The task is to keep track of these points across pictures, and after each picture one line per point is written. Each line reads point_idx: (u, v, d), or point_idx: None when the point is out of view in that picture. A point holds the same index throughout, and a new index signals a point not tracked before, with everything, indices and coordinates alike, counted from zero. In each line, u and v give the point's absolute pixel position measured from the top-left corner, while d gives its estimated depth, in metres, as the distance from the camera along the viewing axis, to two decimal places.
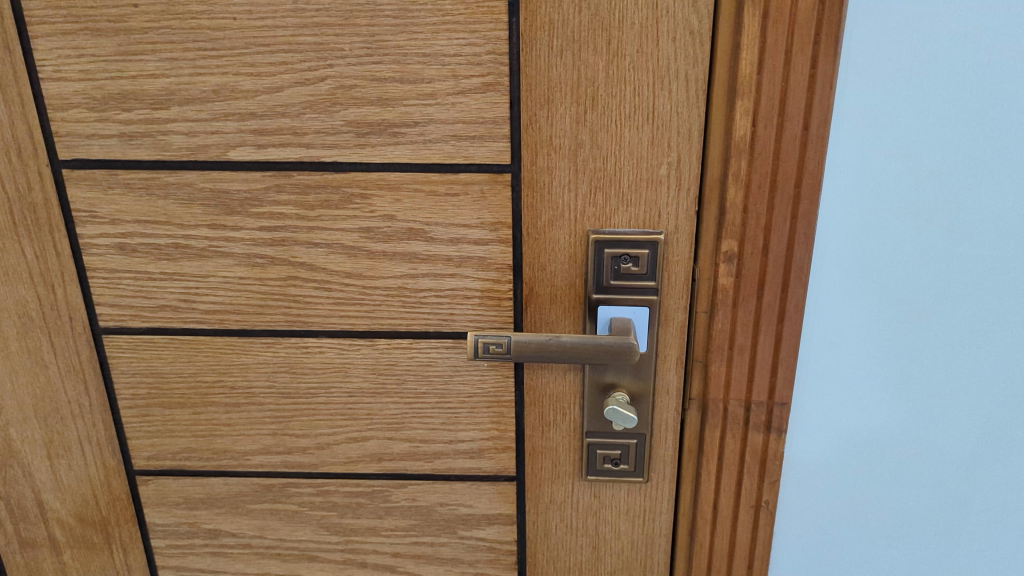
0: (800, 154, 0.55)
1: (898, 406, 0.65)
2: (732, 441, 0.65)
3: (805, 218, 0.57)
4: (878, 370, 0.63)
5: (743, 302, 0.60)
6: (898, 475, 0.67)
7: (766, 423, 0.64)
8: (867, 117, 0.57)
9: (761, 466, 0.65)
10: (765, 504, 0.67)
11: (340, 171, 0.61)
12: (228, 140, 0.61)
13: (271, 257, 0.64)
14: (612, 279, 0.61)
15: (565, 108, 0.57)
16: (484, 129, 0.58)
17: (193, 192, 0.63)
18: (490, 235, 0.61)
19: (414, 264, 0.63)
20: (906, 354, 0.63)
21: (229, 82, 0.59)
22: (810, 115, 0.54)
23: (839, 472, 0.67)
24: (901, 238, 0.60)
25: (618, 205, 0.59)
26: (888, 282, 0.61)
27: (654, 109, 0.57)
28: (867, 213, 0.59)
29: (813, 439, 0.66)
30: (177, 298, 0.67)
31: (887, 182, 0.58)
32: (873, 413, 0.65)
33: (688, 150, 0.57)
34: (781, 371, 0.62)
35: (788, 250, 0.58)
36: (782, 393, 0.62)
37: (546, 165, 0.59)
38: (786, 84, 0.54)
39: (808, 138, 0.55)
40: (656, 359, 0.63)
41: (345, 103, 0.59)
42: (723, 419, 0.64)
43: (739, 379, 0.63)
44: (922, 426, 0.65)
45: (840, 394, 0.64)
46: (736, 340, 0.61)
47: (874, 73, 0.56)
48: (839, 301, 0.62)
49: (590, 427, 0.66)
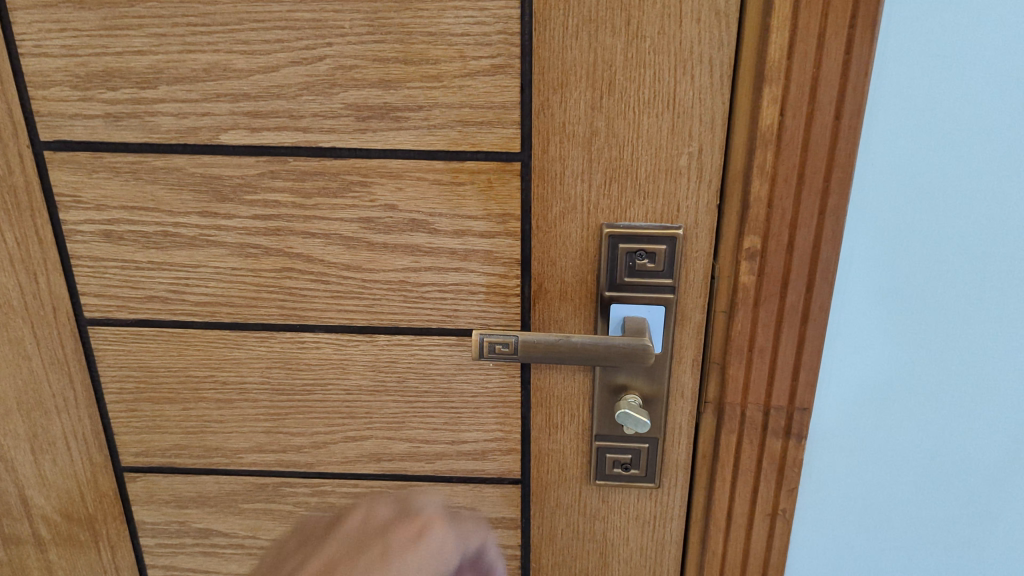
0: (830, 146, 0.51)
1: (925, 414, 0.61)
2: (749, 446, 0.61)
3: (834, 215, 0.53)
4: (905, 376, 0.60)
5: (765, 302, 0.56)
6: (922, 483, 0.63)
7: (785, 429, 0.60)
8: (905, 110, 0.52)
9: (778, 473, 0.62)
10: (782, 512, 0.63)
11: (338, 158, 0.57)
12: (220, 123, 0.57)
13: (265, 247, 0.61)
14: (626, 276, 0.57)
15: (579, 94, 0.53)
16: (493, 115, 0.54)
17: (182, 177, 0.59)
18: (497, 227, 0.58)
19: (417, 257, 0.60)
20: (935, 360, 0.59)
21: (221, 61, 0.55)
22: (843, 103, 0.50)
23: (859, 481, 0.64)
24: (936, 239, 0.55)
25: (634, 198, 0.56)
26: (919, 285, 0.57)
27: (675, 95, 0.53)
28: (900, 212, 0.55)
29: (833, 446, 0.63)
30: (166, 289, 0.63)
31: (924, 180, 0.54)
32: (897, 420, 0.61)
33: (710, 139, 0.53)
34: (803, 374, 0.58)
35: (814, 247, 0.54)
36: (803, 397, 0.59)
37: (558, 154, 0.55)
38: (818, 71, 0.50)
39: (840, 129, 0.51)
40: (671, 360, 0.60)
41: (345, 85, 0.55)
42: (740, 424, 0.61)
43: (759, 383, 0.59)
44: (949, 433, 0.62)
45: (863, 400, 0.61)
46: (757, 342, 0.57)
47: (914, 62, 0.51)
48: (867, 305, 0.57)
49: (599, 430, 0.63)
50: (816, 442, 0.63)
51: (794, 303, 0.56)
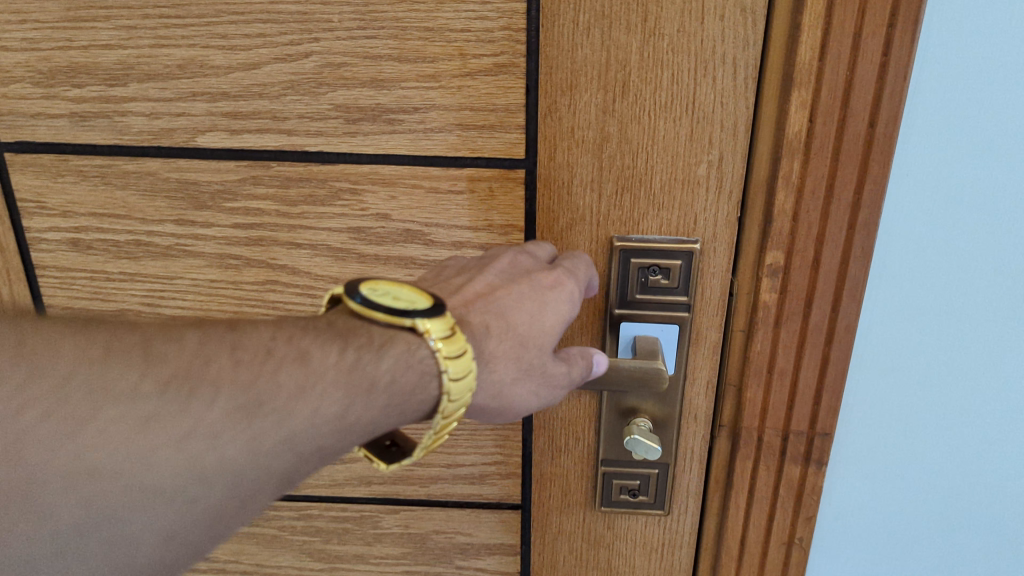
0: (863, 156, 0.47)
1: (954, 440, 0.57)
2: (765, 472, 0.57)
3: (865, 230, 0.48)
4: (934, 400, 0.56)
5: (787, 321, 0.52)
6: (947, 511, 0.60)
7: (805, 454, 0.56)
8: (945, 118, 0.48)
9: (797, 500, 0.58)
10: (799, 540, 0.59)
11: (326, 163, 0.52)
12: (196, 124, 0.52)
13: (247, 258, 0.56)
14: (638, 293, 0.53)
15: (589, 96, 0.49)
16: (496, 118, 0.50)
17: (156, 183, 0.55)
18: (498, 239, 0.53)
19: (411, 270, 0.55)
20: (969, 385, 0.55)
21: (196, 57, 0.51)
22: (878, 110, 0.45)
23: (881, 509, 0.60)
24: (974, 258, 0.51)
25: (648, 209, 0.51)
26: (953, 306, 0.53)
27: (695, 99, 0.48)
28: (936, 228, 0.50)
29: (854, 471, 0.59)
30: (139, 302, 0.59)
31: (965, 194, 0.49)
32: (925, 446, 0.57)
33: (732, 146, 0.49)
34: (826, 398, 0.54)
35: (842, 264, 0.50)
36: (825, 422, 0.54)
37: (565, 161, 0.51)
38: (852, 74, 0.45)
39: (874, 138, 0.46)
40: (685, 383, 0.56)
41: (333, 84, 0.50)
42: (757, 449, 0.56)
43: (778, 406, 0.55)
44: (980, 462, 0.58)
45: (888, 423, 0.57)
46: (777, 364, 0.53)
47: (956, 65, 0.46)
48: (894, 323, 0.53)
49: (606, 455, 0.59)
50: (838, 467, 0.59)
51: (818, 323, 0.51)
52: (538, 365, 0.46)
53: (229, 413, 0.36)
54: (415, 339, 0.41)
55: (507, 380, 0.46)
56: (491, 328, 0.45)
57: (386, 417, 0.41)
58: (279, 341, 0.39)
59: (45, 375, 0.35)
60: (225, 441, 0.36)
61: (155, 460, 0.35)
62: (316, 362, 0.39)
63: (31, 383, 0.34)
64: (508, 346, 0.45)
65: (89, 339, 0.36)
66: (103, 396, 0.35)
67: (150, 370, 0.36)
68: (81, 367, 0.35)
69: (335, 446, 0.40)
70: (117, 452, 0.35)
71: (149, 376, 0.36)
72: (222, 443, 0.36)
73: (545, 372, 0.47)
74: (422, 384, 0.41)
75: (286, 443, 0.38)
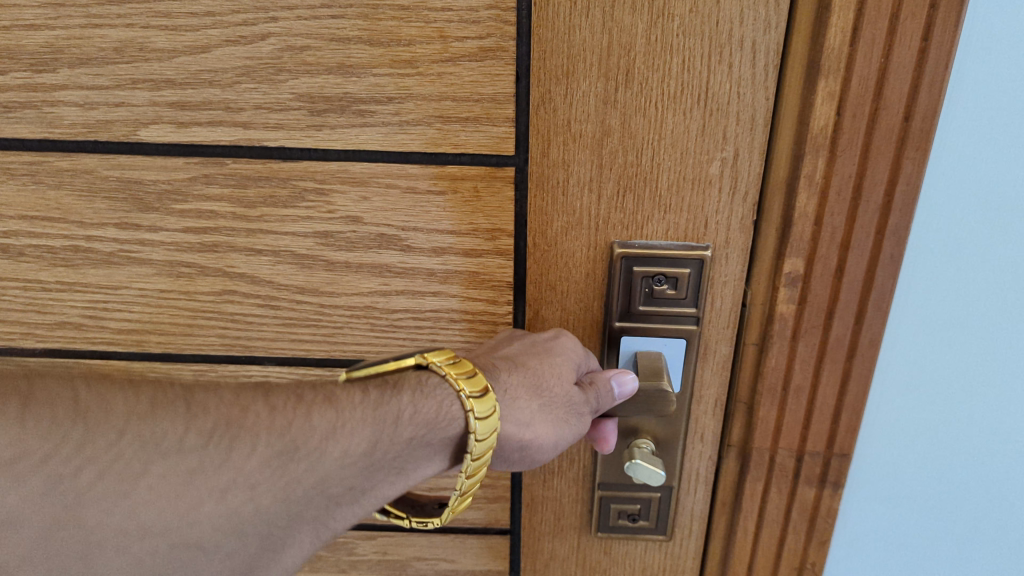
0: (895, 154, 0.41)
1: (981, 458, 0.52)
2: (777, 496, 0.52)
3: (895, 235, 0.43)
4: (961, 418, 0.51)
5: (805, 335, 0.46)
6: (971, 533, 0.55)
7: (820, 476, 0.51)
8: (988, 109, 0.42)
9: (810, 524, 0.52)
10: (811, 566, 0.54)
11: (288, 160, 0.46)
12: (138, 115, 0.46)
13: (200, 266, 0.50)
14: (642, 305, 0.48)
15: (587, 85, 0.43)
16: (481, 109, 0.44)
17: (93, 182, 0.48)
18: (484, 244, 0.48)
19: (386, 279, 0.49)
20: (1001, 403, 0.50)
21: (136, 38, 0.44)
22: (915, 102, 0.40)
23: (899, 534, 0.55)
24: (1013, 266, 0.46)
25: (653, 211, 0.46)
26: (989, 318, 0.47)
27: (708, 89, 0.42)
28: (970, 233, 0.45)
29: (871, 493, 0.54)
30: (80, 315, 0.52)
31: (1006, 196, 0.44)
32: (948, 466, 0.53)
33: (749, 143, 0.44)
34: (845, 416, 0.48)
35: (868, 273, 0.44)
36: (844, 442, 0.49)
37: (560, 158, 0.45)
38: (887, 62, 0.39)
39: (910, 133, 0.40)
40: (691, 402, 0.51)
41: (294, 71, 0.44)
42: (767, 471, 0.51)
43: (792, 427, 0.49)
44: (1009, 484, 0.53)
45: (909, 442, 0.52)
46: (792, 382, 0.48)
47: (1003, 51, 0.41)
48: (922, 336, 0.48)
49: (603, 478, 0.54)
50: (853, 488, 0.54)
51: (838, 336, 0.46)
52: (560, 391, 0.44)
53: (269, 462, 0.36)
54: (423, 372, 0.42)
55: (523, 417, 0.44)
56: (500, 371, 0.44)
57: (413, 458, 0.41)
58: (310, 390, 0.39)
59: (97, 432, 0.34)
60: (262, 489, 0.36)
61: (198, 518, 0.35)
62: (347, 410, 0.38)
63: (83, 448, 0.33)
64: (519, 380, 0.44)
65: (135, 393, 0.35)
66: (154, 451, 0.34)
67: (193, 421, 0.35)
68: (129, 427, 0.34)
69: (365, 483, 0.40)
70: (161, 511, 0.35)
71: (193, 427, 0.35)
72: (259, 494, 0.36)
73: (567, 404, 0.45)
74: (448, 418, 0.41)
75: (320, 488, 0.38)
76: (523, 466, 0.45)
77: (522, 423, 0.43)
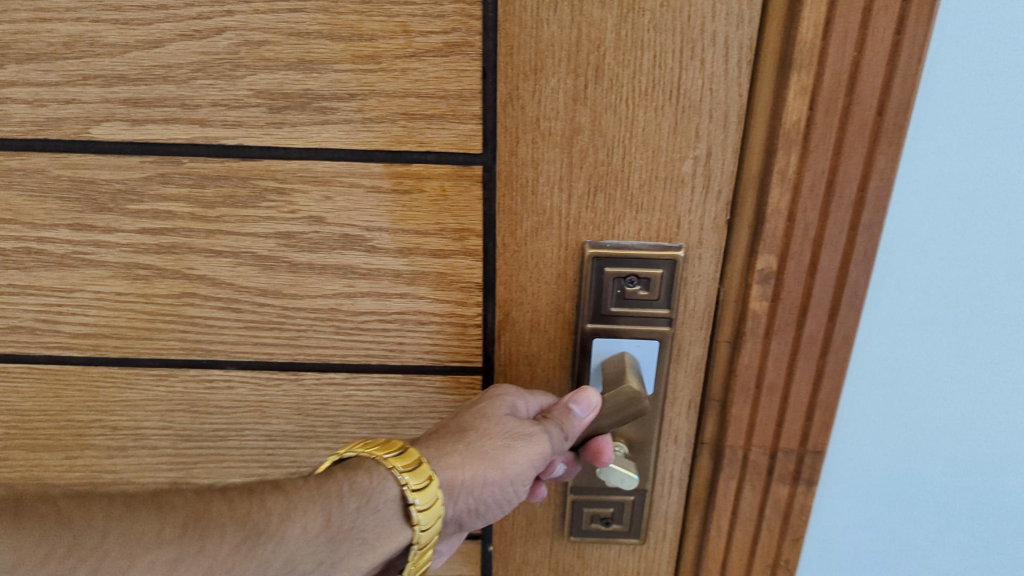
0: (868, 148, 0.40)
1: (953, 454, 0.52)
2: (750, 494, 0.51)
3: (867, 232, 0.42)
4: (932, 415, 0.50)
5: (778, 332, 0.46)
6: (942, 530, 0.55)
7: (794, 473, 0.50)
8: (960, 105, 0.41)
9: (783, 521, 0.52)
10: (783, 564, 0.54)
11: (248, 158, 0.45)
12: (89, 112, 0.44)
13: (158, 268, 0.48)
14: (614, 306, 0.47)
15: (556, 82, 0.42)
16: (447, 106, 0.42)
17: (44, 181, 0.46)
18: (452, 245, 0.46)
19: (351, 281, 0.48)
20: (974, 400, 0.49)
21: (85, 32, 0.42)
22: (888, 96, 0.39)
23: (873, 531, 0.55)
24: (985, 262, 0.45)
25: (625, 211, 0.45)
26: (961, 315, 0.47)
27: (680, 87, 0.41)
28: (942, 229, 0.44)
29: (843, 490, 0.54)
30: (34, 319, 0.50)
31: (978, 192, 0.43)
32: (922, 464, 0.52)
33: (722, 141, 0.43)
34: (818, 413, 0.48)
35: (840, 269, 0.43)
36: (818, 439, 0.49)
37: (529, 156, 0.44)
38: (860, 56, 0.39)
39: (883, 127, 0.40)
40: (664, 403, 0.50)
41: (252, 67, 0.42)
42: (741, 470, 0.51)
43: (766, 424, 0.49)
44: (982, 480, 0.52)
45: (881, 439, 0.51)
46: (766, 379, 0.47)
47: (975, 45, 0.40)
48: (893, 333, 0.48)
49: (577, 483, 0.53)
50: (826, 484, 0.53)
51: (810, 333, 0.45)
52: (481, 434, 0.44)
53: (240, 548, 0.38)
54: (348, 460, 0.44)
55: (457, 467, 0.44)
56: (436, 431, 0.46)
57: (368, 532, 0.42)
58: (262, 482, 0.41)
59: (83, 538, 0.35)
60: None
61: None
62: (298, 492, 0.41)
63: (69, 556, 0.35)
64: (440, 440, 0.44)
65: (110, 500, 0.37)
66: (136, 549, 0.36)
67: (167, 518, 0.37)
68: (110, 528, 0.36)
69: (332, 557, 0.41)
70: None
71: (168, 523, 0.37)
72: None
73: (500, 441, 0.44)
74: (385, 484, 0.42)
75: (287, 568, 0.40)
76: (505, 502, 0.46)
77: (452, 471, 0.44)
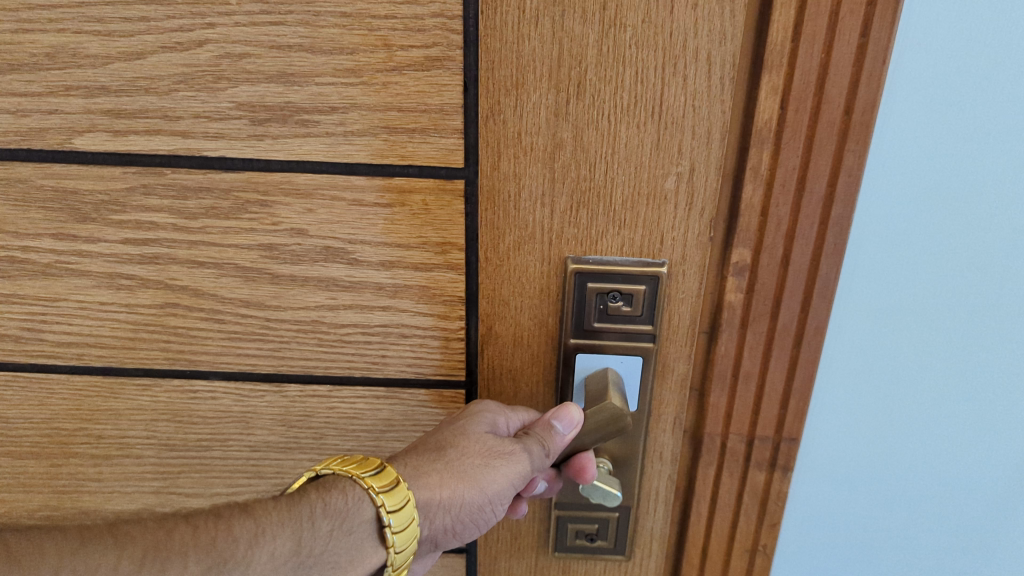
0: (837, 145, 0.41)
1: (923, 454, 0.51)
2: (728, 481, 0.51)
3: (837, 226, 0.42)
4: (901, 414, 0.50)
5: (753, 323, 0.46)
6: (914, 530, 0.54)
7: (770, 460, 0.50)
8: (924, 101, 0.41)
9: (761, 507, 0.52)
10: (763, 546, 0.53)
11: (230, 170, 0.44)
12: (72, 123, 0.44)
13: (141, 278, 0.48)
14: (596, 321, 0.47)
15: (538, 97, 0.41)
16: (428, 120, 0.42)
17: (28, 191, 0.46)
18: (434, 258, 0.46)
19: (333, 293, 0.48)
20: (952, 397, 0.49)
21: (68, 43, 0.42)
22: (856, 94, 0.39)
23: (854, 531, 0.55)
24: (961, 255, 0.45)
25: (608, 227, 0.44)
26: (929, 314, 0.46)
27: (662, 103, 0.41)
28: (917, 224, 0.44)
29: (813, 490, 0.53)
30: (19, 327, 0.50)
31: (950, 187, 0.43)
32: (899, 462, 0.52)
33: (705, 158, 0.42)
34: (793, 402, 0.48)
35: (812, 261, 0.44)
36: (793, 427, 0.49)
37: (512, 171, 0.43)
38: (828, 57, 0.39)
39: (850, 127, 0.40)
40: (649, 419, 0.50)
41: (234, 79, 0.42)
42: (719, 456, 0.50)
43: (742, 412, 0.49)
44: (957, 481, 0.52)
45: (850, 438, 0.51)
46: (742, 368, 0.47)
47: (937, 40, 0.40)
48: (861, 332, 0.47)
49: (561, 499, 0.53)
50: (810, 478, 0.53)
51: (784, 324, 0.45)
52: (462, 450, 0.44)
53: None
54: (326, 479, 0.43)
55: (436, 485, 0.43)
56: (415, 448, 0.45)
57: (342, 554, 0.42)
58: (231, 508, 0.41)
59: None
60: None
61: None
62: (267, 517, 0.40)
63: None
64: (420, 458, 0.44)
65: (64, 535, 0.37)
66: None
67: (124, 550, 0.37)
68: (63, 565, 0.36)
69: None
70: None
71: (125, 556, 0.37)
72: None
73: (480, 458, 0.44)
74: (361, 507, 0.42)
75: None
76: (481, 522, 0.46)
77: (431, 490, 0.43)
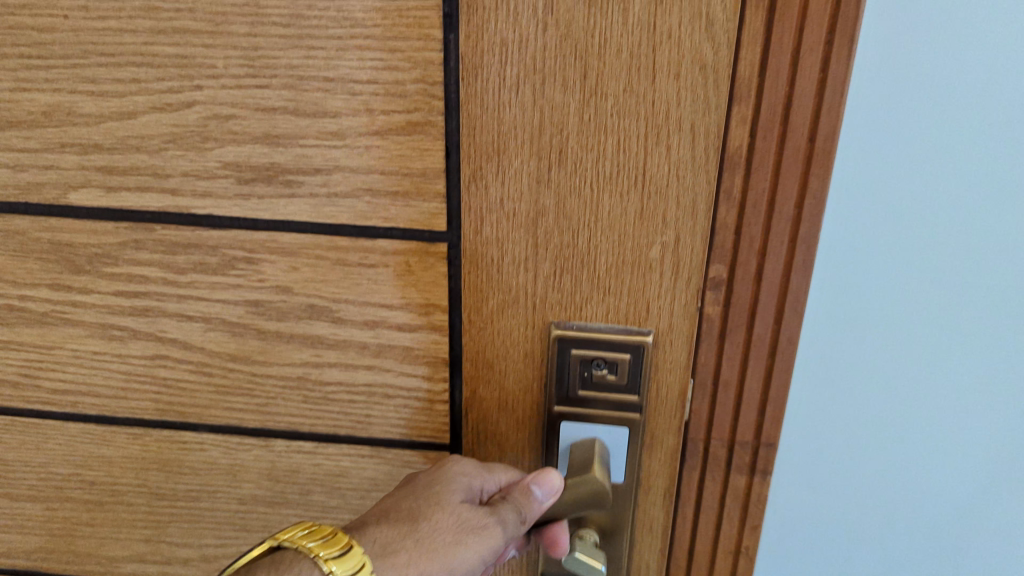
0: (802, 172, 0.39)
1: (873, 428, 0.64)
2: (710, 484, 0.48)
3: (807, 245, 0.40)
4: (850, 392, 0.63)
5: (731, 333, 0.43)
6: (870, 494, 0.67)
7: (751, 465, 0.47)
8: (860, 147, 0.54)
9: (743, 511, 0.48)
10: (746, 550, 0.50)
11: (217, 228, 0.45)
12: (67, 179, 0.45)
13: (133, 330, 0.49)
14: (580, 389, 0.45)
15: (519, 163, 0.41)
16: (410, 184, 0.42)
17: (25, 243, 0.47)
18: (417, 320, 0.46)
19: (318, 351, 0.47)
20: (895, 372, 0.61)
21: (63, 103, 0.43)
22: (818, 124, 0.38)
23: (817, 411, 0.65)
24: (896, 212, 0.56)
25: (593, 292, 0.43)
26: (872, 313, 0.59)
27: (646, 172, 0.40)
28: (860, 187, 0.55)
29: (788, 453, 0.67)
30: (17, 373, 0.51)
31: (883, 213, 0.56)
32: (851, 434, 0.65)
33: (691, 227, 0.41)
34: (771, 409, 0.45)
35: (785, 274, 0.41)
36: (774, 432, 0.46)
37: (494, 236, 0.43)
38: (790, 91, 0.37)
39: (813, 154, 0.38)
40: (637, 491, 0.48)
41: (220, 140, 0.42)
42: (703, 461, 0.47)
43: (722, 417, 0.46)
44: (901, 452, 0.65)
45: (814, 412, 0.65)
46: (720, 376, 0.45)
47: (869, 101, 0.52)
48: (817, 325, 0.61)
49: (546, 567, 0.51)
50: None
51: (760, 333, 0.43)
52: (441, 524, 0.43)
53: None
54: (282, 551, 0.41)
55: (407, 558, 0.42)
56: (379, 516, 0.44)
57: None
58: None
59: None
60: None
61: None
62: None
63: None
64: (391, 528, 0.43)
65: None
66: None
67: None
68: None
69: None
70: None
71: None
72: None
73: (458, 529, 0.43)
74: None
75: None
76: None
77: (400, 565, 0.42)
